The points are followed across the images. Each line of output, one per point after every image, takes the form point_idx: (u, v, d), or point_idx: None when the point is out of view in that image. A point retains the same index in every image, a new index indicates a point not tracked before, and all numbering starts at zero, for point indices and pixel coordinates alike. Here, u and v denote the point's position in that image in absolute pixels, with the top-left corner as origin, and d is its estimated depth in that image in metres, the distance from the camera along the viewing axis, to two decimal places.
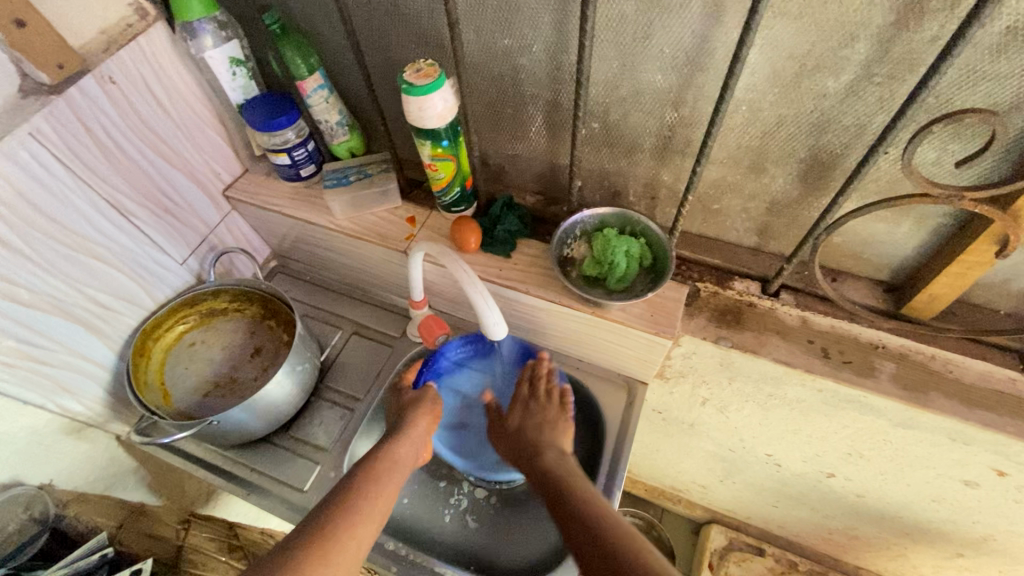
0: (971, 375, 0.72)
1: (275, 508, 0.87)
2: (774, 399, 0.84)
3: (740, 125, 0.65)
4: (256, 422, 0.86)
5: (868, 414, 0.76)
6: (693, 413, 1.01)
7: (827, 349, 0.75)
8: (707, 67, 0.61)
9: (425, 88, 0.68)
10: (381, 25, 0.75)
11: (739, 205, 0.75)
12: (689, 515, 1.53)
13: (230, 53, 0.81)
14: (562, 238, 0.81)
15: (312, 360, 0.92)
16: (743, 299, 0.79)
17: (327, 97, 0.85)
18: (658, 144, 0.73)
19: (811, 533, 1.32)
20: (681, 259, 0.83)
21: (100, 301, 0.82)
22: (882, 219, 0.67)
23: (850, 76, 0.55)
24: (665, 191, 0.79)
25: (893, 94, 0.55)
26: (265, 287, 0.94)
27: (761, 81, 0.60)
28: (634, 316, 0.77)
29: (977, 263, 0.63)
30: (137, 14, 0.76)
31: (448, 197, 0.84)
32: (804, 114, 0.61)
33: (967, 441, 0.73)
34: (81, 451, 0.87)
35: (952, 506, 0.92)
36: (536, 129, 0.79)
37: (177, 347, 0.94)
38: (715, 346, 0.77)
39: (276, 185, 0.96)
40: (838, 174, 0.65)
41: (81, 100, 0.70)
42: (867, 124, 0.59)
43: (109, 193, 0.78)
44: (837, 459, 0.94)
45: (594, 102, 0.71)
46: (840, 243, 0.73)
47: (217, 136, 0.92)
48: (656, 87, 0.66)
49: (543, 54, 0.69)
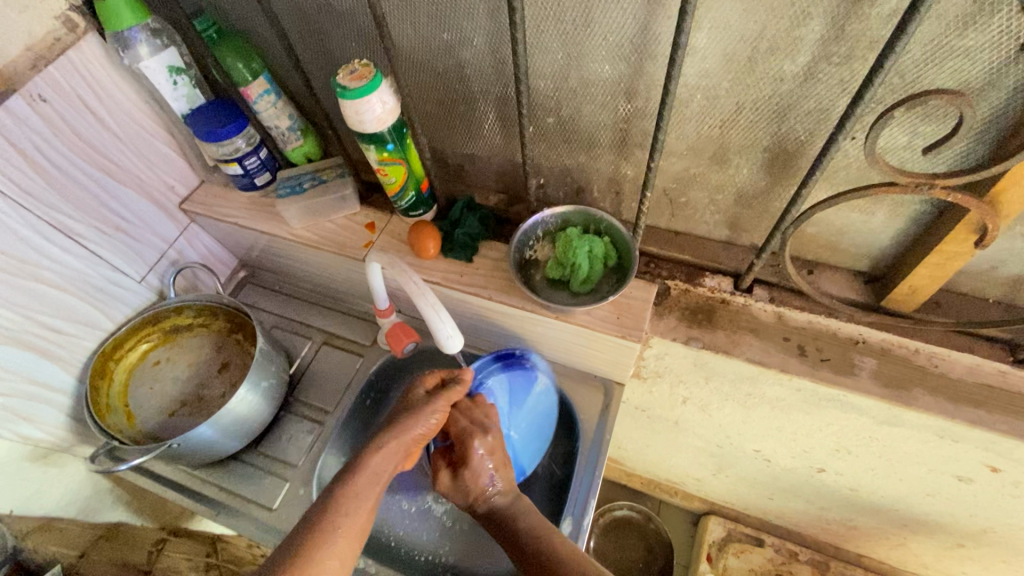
0: (959, 369, 0.67)
1: (246, 530, 0.84)
2: (753, 398, 0.80)
3: (697, 114, 0.60)
4: (219, 440, 0.83)
5: (851, 412, 0.72)
6: (676, 411, 0.96)
7: (804, 347, 0.70)
8: (656, 54, 0.57)
9: (358, 90, 0.63)
10: (318, 24, 0.71)
11: (706, 198, 0.71)
12: (686, 507, 1.48)
13: (168, 62, 0.77)
14: (522, 240, 0.77)
15: (278, 375, 0.89)
16: (715, 295, 0.75)
17: (275, 101, 0.81)
18: (615, 137, 0.68)
19: (808, 524, 1.28)
20: (650, 256, 0.78)
21: (54, 326, 0.80)
22: (856, 209, 0.63)
23: (807, 57, 0.51)
24: (629, 186, 0.75)
25: (855, 75, 0.51)
26: (227, 302, 0.91)
27: (714, 67, 0.55)
28: (599, 319, 0.73)
29: (956, 253, 0.58)
30: (66, 26, 0.71)
31: (403, 202, 0.79)
32: (763, 100, 0.56)
33: (956, 438, 0.69)
34: (46, 478, 0.85)
35: (948, 499, 0.88)
36: (489, 127, 0.75)
37: (141, 366, 0.91)
38: (687, 348, 0.73)
39: (232, 195, 0.93)
40: (805, 163, 0.61)
41: (8, 122, 0.67)
42: (830, 108, 0.54)
43: (50, 215, 0.75)
44: (825, 455, 0.90)
45: (543, 95, 0.67)
46: (814, 234, 0.69)
47: (167, 147, 0.88)
48: (605, 77, 0.61)
49: (485, 48, 0.65)
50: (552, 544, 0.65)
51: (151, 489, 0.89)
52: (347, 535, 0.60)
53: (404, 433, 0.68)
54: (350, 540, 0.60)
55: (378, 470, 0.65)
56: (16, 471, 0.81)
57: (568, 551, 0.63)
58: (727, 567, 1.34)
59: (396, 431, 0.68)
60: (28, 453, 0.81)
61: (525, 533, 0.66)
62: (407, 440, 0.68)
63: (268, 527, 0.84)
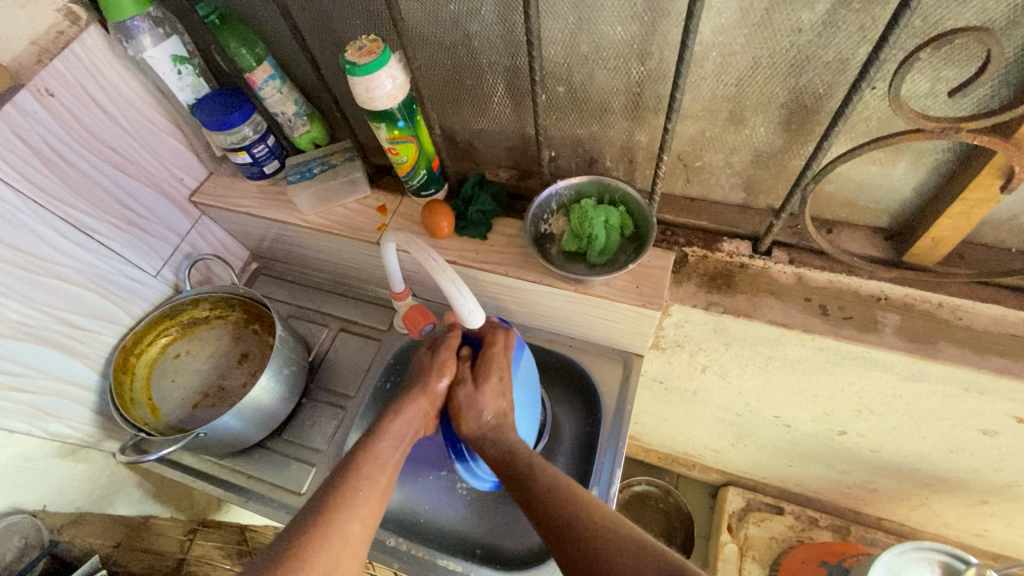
0: (983, 320, 0.67)
1: (276, 515, 0.85)
2: (774, 361, 0.80)
3: (713, 73, 0.60)
4: (245, 428, 0.83)
5: (875, 369, 0.72)
6: (695, 381, 0.96)
7: (825, 306, 0.70)
8: (669, 12, 0.56)
9: (368, 66, 0.63)
10: (321, 3, 0.70)
11: (722, 160, 0.70)
12: (704, 480, 1.48)
13: (171, 51, 0.77)
14: (537, 214, 0.77)
15: (298, 362, 0.89)
16: (733, 260, 0.75)
17: (280, 87, 0.80)
18: (628, 103, 0.68)
19: (830, 490, 1.28)
20: (666, 224, 0.78)
21: (74, 323, 0.80)
22: (877, 161, 0.62)
23: (826, 5, 0.50)
24: (642, 154, 0.74)
25: (875, 21, 0.50)
26: (243, 292, 0.91)
27: (730, 22, 0.54)
28: (618, 289, 0.73)
29: (981, 200, 0.58)
30: (68, 19, 0.71)
31: (415, 181, 0.78)
32: (780, 54, 0.56)
33: (982, 390, 0.69)
34: (76, 475, 0.86)
35: (972, 455, 0.88)
36: (499, 100, 0.74)
37: (162, 360, 0.92)
38: (707, 313, 0.73)
39: (241, 185, 0.92)
40: (824, 118, 0.60)
41: (18, 118, 0.67)
42: (850, 57, 0.54)
43: (64, 211, 0.75)
44: (847, 417, 0.90)
45: (554, 63, 0.66)
46: (832, 192, 0.68)
47: (174, 140, 0.88)
48: (618, 40, 0.61)
49: (493, 16, 0.64)
50: (574, 495, 0.61)
51: (178, 480, 0.90)
52: (371, 497, 0.62)
53: (420, 398, 0.72)
54: (372, 502, 0.62)
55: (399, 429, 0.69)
56: (47, 467, 0.82)
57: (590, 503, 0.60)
58: (748, 536, 1.34)
59: (412, 390, 0.72)
60: (57, 449, 0.82)
61: (540, 474, 0.65)
62: (421, 409, 0.72)
63: (297, 511, 0.85)
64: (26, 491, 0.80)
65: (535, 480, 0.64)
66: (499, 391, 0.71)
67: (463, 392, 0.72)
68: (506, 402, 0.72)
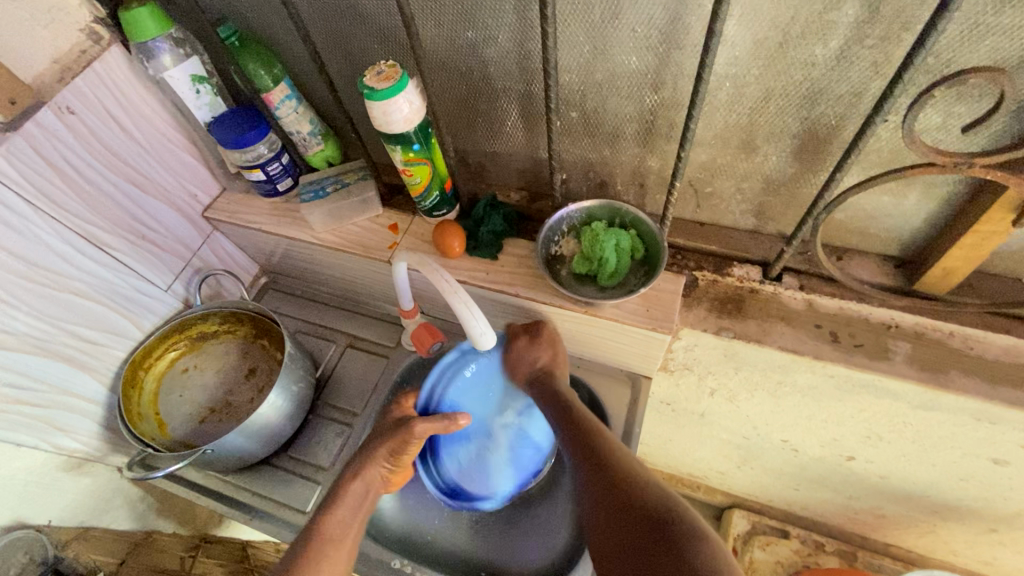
0: (994, 350, 0.67)
1: (280, 533, 0.85)
2: (784, 387, 0.80)
3: (725, 103, 0.60)
4: (251, 445, 0.83)
5: (885, 397, 0.72)
6: (702, 404, 0.96)
7: (836, 333, 0.70)
8: (683, 44, 0.58)
9: (386, 91, 0.64)
10: (340, 28, 0.72)
11: (733, 187, 0.70)
12: (708, 502, 1.47)
13: (191, 71, 0.78)
14: (548, 236, 0.77)
15: (306, 379, 0.89)
16: (743, 285, 0.75)
17: (296, 107, 0.81)
18: (640, 129, 0.68)
19: (836, 514, 1.26)
20: (676, 248, 0.78)
21: (85, 336, 0.80)
22: (888, 192, 0.63)
23: (839, 41, 0.51)
24: (653, 178, 0.75)
25: (888, 56, 0.51)
26: (253, 308, 0.91)
27: (743, 54, 0.55)
28: (629, 312, 0.73)
29: (992, 233, 0.58)
30: (90, 38, 0.72)
31: (427, 202, 0.79)
32: (793, 86, 0.56)
33: (993, 420, 0.68)
34: (81, 488, 0.86)
35: (982, 483, 0.87)
36: (513, 124, 0.75)
37: (170, 374, 0.92)
38: (718, 338, 0.73)
39: (255, 202, 0.93)
40: (836, 149, 0.61)
41: (39, 136, 0.68)
42: (863, 91, 0.55)
43: (80, 226, 0.76)
44: (855, 443, 0.89)
45: (568, 90, 0.67)
46: (843, 220, 0.69)
47: (190, 156, 0.89)
48: (632, 69, 0.62)
49: (509, 43, 0.65)
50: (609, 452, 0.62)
51: (182, 496, 0.90)
52: (332, 564, 0.66)
53: (379, 463, 0.73)
54: (335, 567, 0.66)
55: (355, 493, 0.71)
56: (52, 481, 0.82)
57: (641, 475, 0.58)
58: (753, 560, 1.33)
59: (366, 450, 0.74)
60: (62, 463, 0.82)
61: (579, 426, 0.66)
62: (381, 466, 0.73)
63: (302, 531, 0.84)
64: (31, 505, 0.80)
65: (578, 430, 0.66)
66: (550, 343, 0.77)
67: (518, 342, 0.78)
68: (543, 349, 0.77)
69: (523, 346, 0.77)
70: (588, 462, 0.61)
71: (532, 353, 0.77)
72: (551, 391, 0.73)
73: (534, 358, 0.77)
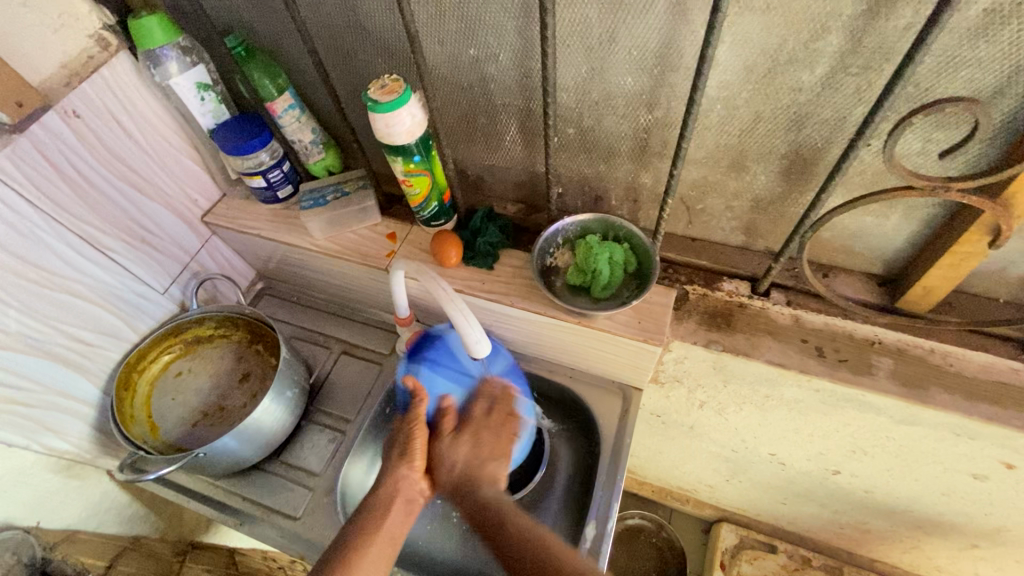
0: (972, 368, 0.70)
1: (270, 539, 0.85)
2: (771, 400, 0.81)
3: (717, 123, 0.63)
4: (244, 450, 0.83)
5: (868, 412, 0.74)
6: (692, 416, 0.98)
7: (821, 348, 0.72)
8: (677, 67, 0.60)
9: (390, 104, 0.66)
10: (345, 42, 0.74)
11: (723, 204, 0.73)
12: (697, 515, 1.47)
13: (196, 79, 0.79)
14: (544, 247, 0.79)
15: (300, 384, 0.89)
16: (732, 299, 0.77)
17: (298, 116, 0.83)
18: (635, 147, 0.71)
19: (823, 529, 1.27)
20: (667, 262, 0.80)
21: (80, 337, 0.80)
22: (871, 212, 0.66)
23: (825, 68, 0.54)
24: (647, 194, 0.77)
25: (870, 84, 0.54)
26: (249, 313, 0.92)
27: (734, 78, 0.58)
28: (621, 323, 0.74)
29: (970, 254, 0.61)
30: (99, 45, 0.74)
31: (426, 212, 0.81)
32: (781, 109, 0.59)
33: (972, 436, 0.70)
34: (70, 490, 0.86)
35: (963, 498, 0.89)
36: (511, 138, 0.77)
37: (163, 377, 0.92)
38: (707, 350, 0.75)
39: (254, 208, 0.94)
40: (821, 170, 0.63)
41: (45, 138, 0.69)
42: (847, 116, 0.57)
43: (81, 228, 0.77)
44: (841, 456, 0.91)
45: (565, 107, 0.69)
46: (829, 238, 0.71)
47: (191, 161, 0.90)
48: (627, 89, 0.64)
49: (509, 61, 0.67)
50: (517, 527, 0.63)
51: (172, 500, 0.90)
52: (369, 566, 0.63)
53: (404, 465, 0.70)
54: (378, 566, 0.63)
55: (388, 496, 0.68)
56: (41, 482, 0.81)
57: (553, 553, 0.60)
58: (740, 574, 1.33)
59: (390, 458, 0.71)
60: (52, 465, 0.82)
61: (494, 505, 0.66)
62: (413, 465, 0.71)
63: (293, 536, 0.84)
64: (21, 506, 0.80)
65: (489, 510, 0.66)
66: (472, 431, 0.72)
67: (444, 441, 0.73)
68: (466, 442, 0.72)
69: (447, 444, 0.72)
70: (507, 558, 0.62)
71: (454, 453, 0.71)
72: (468, 484, 0.69)
73: (455, 460, 0.71)
